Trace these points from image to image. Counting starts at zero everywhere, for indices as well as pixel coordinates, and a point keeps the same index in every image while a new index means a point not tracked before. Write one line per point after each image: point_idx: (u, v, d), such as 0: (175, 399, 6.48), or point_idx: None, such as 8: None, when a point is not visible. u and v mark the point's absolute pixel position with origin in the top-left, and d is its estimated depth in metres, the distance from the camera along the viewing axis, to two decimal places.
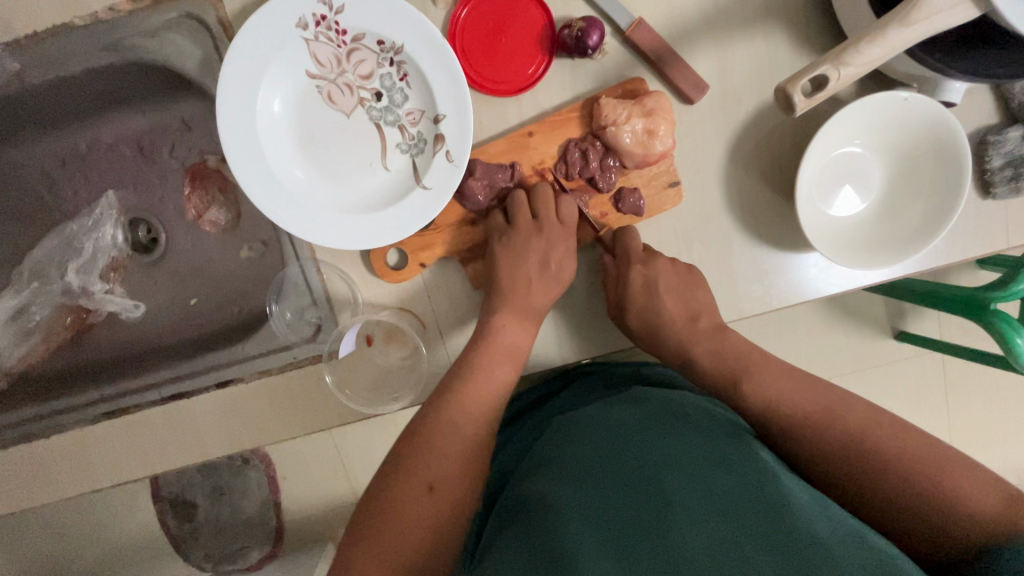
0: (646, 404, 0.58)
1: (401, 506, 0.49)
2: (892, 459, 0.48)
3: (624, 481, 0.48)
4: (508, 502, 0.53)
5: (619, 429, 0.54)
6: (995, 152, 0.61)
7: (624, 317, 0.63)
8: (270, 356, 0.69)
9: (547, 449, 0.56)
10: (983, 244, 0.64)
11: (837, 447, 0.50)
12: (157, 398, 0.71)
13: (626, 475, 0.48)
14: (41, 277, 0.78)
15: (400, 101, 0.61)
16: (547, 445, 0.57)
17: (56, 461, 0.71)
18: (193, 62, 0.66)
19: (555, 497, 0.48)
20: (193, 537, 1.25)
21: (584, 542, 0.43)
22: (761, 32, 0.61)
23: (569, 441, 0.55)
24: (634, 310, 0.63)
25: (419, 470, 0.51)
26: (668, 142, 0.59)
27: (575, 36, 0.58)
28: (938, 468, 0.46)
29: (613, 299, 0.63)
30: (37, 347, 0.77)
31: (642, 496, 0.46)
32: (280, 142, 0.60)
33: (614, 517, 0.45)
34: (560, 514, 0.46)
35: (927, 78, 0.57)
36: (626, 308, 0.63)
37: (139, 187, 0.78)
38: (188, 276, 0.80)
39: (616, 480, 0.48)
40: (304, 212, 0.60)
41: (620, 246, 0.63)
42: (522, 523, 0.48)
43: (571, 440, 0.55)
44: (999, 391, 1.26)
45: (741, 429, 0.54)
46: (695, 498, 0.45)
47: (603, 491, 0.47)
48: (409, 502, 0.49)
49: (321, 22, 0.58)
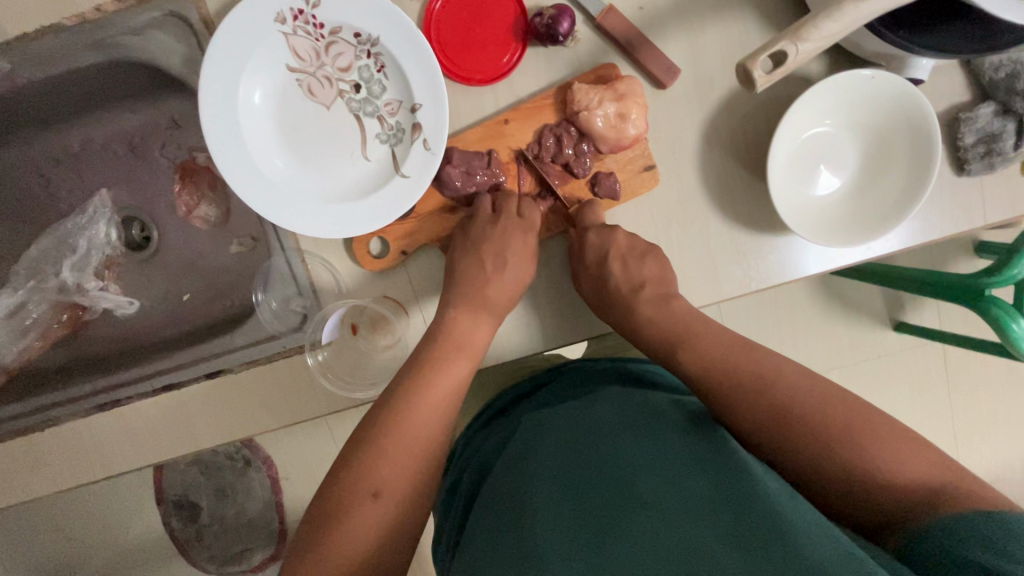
0: (620, 399, 0.59)
1: (364, 503, 0.50)
2: (845, 436, 0.48)
3: (598, 482, 0.48)
4: (488, 494, 0.54)
5: (590, 427, 0.55)
6: (966, 129, 0.61)
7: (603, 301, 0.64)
8: (258, 346, 0.71)
9: (522, 444, 0.57)
10: (959, 223, 0.64)
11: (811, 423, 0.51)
12: (149, 390, 0.72)
13: (600, 477, 0.49)
14: (38, 275, 0.80)
15: (378, 92, 0.62)
16: (522, 440, 0.58)
17: (53, 454, 0.72)
18: (178, 59, 0.68)
19: (531, 501, 0.49)
20: (198, 539, 1.27)
21: (555, 545, 0.44)
22: (731, 16, 0.62)
23: (543, 439, 0.56)
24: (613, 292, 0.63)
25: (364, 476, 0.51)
26: (640, 126, 0.60)
27: (546, 24, 0.59)
28: (889, 444, 0.47)
29: (592, 283, 0.64)
30: (33, 345, 0.79)
31: (609, 499, 0.46)
32: (261, 134, 0.62)
33: (587, 520, 0.45)
34: (534, 518, 0.47)
35: (894, 56, 0.58)
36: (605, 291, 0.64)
37: (132, 186, 0.81)
38: (181, 272, 0.81)
39: (591, 482, 0.48)
40: (286, 202, 0.61)
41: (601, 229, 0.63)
42: (499, 527, 0.49)
43: (544, 438, 0.56)
44: (998, 378, 1.26)
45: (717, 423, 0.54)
46: (662, 499, 0.45)
47: (577, 494, 0.48)
48: (365, 503, 0.50)
49: (298, 16, 0.59)
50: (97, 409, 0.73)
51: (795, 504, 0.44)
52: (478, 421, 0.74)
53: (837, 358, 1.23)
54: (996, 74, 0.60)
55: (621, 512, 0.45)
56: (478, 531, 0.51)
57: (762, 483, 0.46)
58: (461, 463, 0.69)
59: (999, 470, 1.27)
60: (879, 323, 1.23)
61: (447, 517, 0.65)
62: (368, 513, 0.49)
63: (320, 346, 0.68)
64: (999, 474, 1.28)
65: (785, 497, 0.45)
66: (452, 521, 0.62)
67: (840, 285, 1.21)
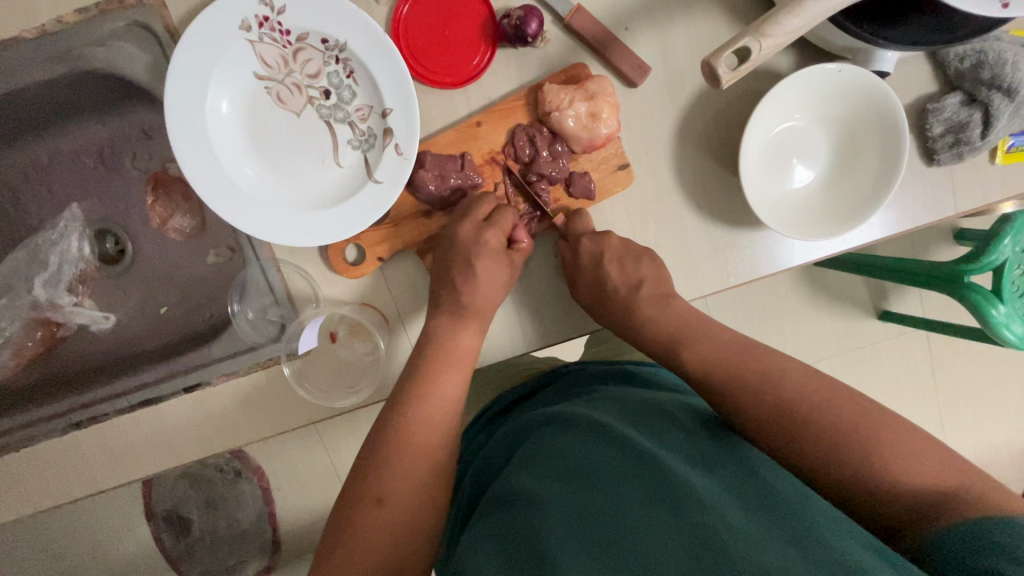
0: (623, 402, 0.59)
1: (362, 513, 0.51)
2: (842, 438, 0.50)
3: (607, 478, 0.47)
4: (491, 498, 0.54)
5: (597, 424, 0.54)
6: (934, 120, 0.62)
7: (606, 306, 0.65)
8: (235, 358, 0.69)
9: (529, 446, 0.57)
10: (930, 212, 0.65)
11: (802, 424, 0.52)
12: (126, 405, 0.71)
13: (607, 473, 0.48)
14: (9, 292, 0.78)
15: (349, 98, 0.62)
16: (529, 443, 0.57)
17: (31, 474, 0.71)
18: (143, 68, 0.66)
19: (539, 498, 0.48)
20: (189, 553, 1.25)
21: (567, 544, 0.43)
22: (699, 13, 0.62)
23: (549, 440, 0.55)
24: (594, 291, 0.63)
25: (367, 483, 0.53)
26: (612, 125, 0.60)
27: (514, 25, 0.59)
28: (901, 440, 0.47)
29: (582, 278, 0.64)
30: (8, 363, 0.77)
31: (622, 494, 0.46)
32: (230, 143, 0.61)
33: (597, 516, 0.44)
34: (543, 515, 0.46)
35: (860, 49, 0.58)
36: (597, 294, 0.64)
37: (104, 198, 0.79)
38: (156, 283, 0.80)
39: (599, 479, 0.48)
40: (259, 211, 0.60)
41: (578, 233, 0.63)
42: (507, 525, 0.48)
43: (551, 438, 0.55)
44: (982, 363, 1.28)
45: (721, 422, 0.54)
46: (676, 492, 0.44)
47: (586, 492, 0.47)
48: (366, 518, 0.51)
49: (264, 23, 0.59)
50: (72, 427, 0.71)
51: (803, 496, 0.44)
52: (479, 423, 0.76)
53: (824, 348, 1.24)
54: (961, 65, 0.61)
55: (635, 507, 0.44)
56: (486, 530, 0.50)
57: (770, 477, 0.46)
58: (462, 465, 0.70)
59: (984, 453, 1.29)
60: (865, 314, 1.24)
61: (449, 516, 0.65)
62: (372, 530, 0.50)
63: (298, 355, 0.68)
64: (984, 456, 1.30)
65: (792, 489, 0.44)
66: (454, 523, 0.63)
67: (826, 276, 1.22)
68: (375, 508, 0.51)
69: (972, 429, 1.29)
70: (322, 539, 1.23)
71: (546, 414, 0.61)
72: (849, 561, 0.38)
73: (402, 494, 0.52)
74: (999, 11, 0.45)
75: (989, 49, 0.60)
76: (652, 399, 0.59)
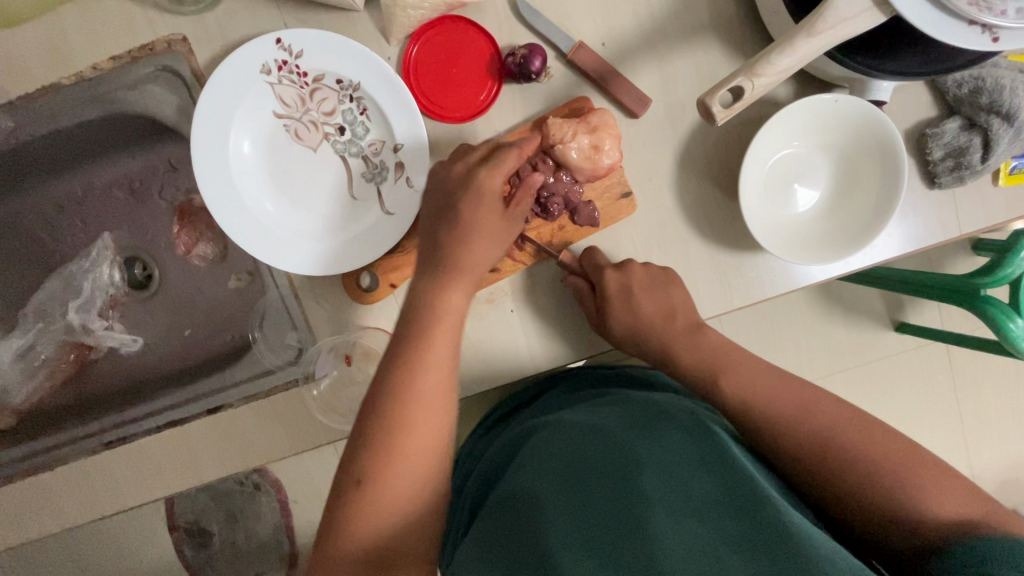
0: (626, 406, 0.60)
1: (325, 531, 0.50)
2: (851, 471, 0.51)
3: (605, 479, 0.49)
4: (495, 499, 0.56)
5: (599, 429, 0.55)
6: (934, 144, 0.63)
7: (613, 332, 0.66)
8: (256, 381, 0.74)
9: (534, 447, 0.58)
10: (934, 233, 0.66)
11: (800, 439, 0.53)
12: (152, 426, 0.75)
13: (606, 474, 0.49)
14: (45, 317, 0.83)
15: (362, 133, 0.65)
16: (532, 445, 0.59)
17: (59, 491, 0.74)
18: (171, 109, 0.72)
19: (540, 499, 0.50)
20: (210, 564, 1.29)
21: (565, 544, 0.45)
22: (698, 46, 0.64)
23: (554, 443, 0.56)
24: (617, 318, 0.63)
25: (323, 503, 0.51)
26: (614, 155, 0.62)
27: (519, 63, 0.61)
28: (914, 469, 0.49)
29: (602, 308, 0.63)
30: (43, 384, 0.82)
31: (619, 497, 0.47)
32: (251, 179, 0.64)
33: (595, 516, 0.46)
34: (544, 516, 0.48)
35: (856, 80, 0.60)
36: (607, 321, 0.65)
37: (133, 227, 0.84)
38: (181, 308, 0.84)
39: (598, 479, 0.49)
40: (278, 242, 0.64)
41: (591, 264, 0.65)
42: (512, 526, 0.51)
43: (554, 441, 0.56)
44: (1004, 375, 1.26)
45: (724, 429, 0.55)
46: (672, 499, 0.45)
47: (585, 493, 0.49)
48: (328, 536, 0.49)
49: (283, 66, 0.62)
50: (103, 447, 0.76)
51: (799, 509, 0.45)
52: (485, 425, 0.78)
53: (838, 361, 1.23)
54: (959, 90, 0.62)
55: (630, 508, 0.45)
56: (494, 531, 0.53)
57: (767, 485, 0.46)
58: (465, 471, 0.73)
59: (1008, 467, 1.27)
60: (881, 327, 1.23)
61: (456, 513, 0.68)
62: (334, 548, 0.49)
63: (314, 377, 0.71)
64: (1010, 472, 1.27)
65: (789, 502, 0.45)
66: (459, 521, 0.65)
67: (838, 289, 1.22)
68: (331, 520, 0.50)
69: (998, 444, 1.26)
70: None
71: (551, 419, 0.62)
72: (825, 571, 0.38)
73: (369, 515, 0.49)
74: (992, 46, 0.46)
75: (987, 75, 0.61)
76: (657, 403, 0.60)
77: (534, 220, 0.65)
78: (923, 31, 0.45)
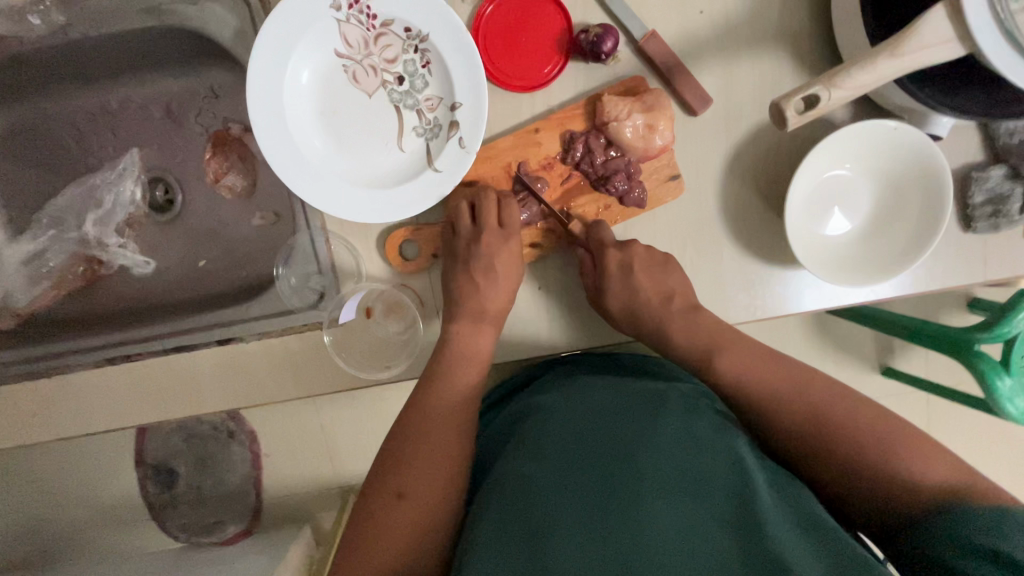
0: (619, 388, 0.60)
1: (383, 509, 0.55)
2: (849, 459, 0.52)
3: (600, 459, 0.49)
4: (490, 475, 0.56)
5: (591, 410, 0.56)
6: (977, 188, 0.64)
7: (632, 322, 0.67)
8: (273, 318, 0.72)
9: (528, 424, 0.58)
10: (960, 274, 0.67)
11: (801, 428, 0.54)
12: (158, 349, 0.74)
13: (600, 454, 0.50)
14: (59, 224, 0.81)
15: (421, 87, 0.64)
16: (526, 423, 0.59)
17: (48, 402, 0.73)
18: (229, 31, 0.69)
19: (532, 476, 0.50)
20: (172, 505, 1.26)
21: (563, 521, 0.45)
22: (765, 55, 0.65)
23: (546, 422, 0.56)
24: (614, 295, 0.65)
25: (386, 483, 0.57)
26: (667, 137, 0.63)
27: (591, 41, 0.61)
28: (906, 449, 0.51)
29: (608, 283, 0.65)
30: (48, 291, 0.79)
31: (614, 477, 0.47)
32: (303, 114, 0.64)
33: (590, 494, 0.47)
34: (537, 494, 0.48)
35: (916, 112, 0.61)
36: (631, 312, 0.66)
37: (162, 148, 0.82)
38: (202, 237, 0.83)
39: (593, 460, 0.49)
40: (320, 181, 0.63)
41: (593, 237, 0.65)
42: (502, 498, 0.51)
43: (546, 420, 0.57)
44: (980, 433, 1.29)
45: (711, 411, 0.57)
46: (666, 478, 0.47)
47: (579, 471, 0.49)
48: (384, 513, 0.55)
49: (354, 5, 0.61)
50: (106, 362, 0.74)
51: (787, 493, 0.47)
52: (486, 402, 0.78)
53: None
54: (1010, 139, 0.63)
55: (626, 489, 0.46)
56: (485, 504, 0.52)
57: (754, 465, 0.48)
58: None
59: None
60: (870, 368, 1.25)
61: None
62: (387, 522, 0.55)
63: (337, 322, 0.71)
64: None
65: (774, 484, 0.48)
66: None
67: (837, 326, 1.24)
68: (393, 503, 0.55)
69: None
70: (306, 511, 1.24)
71: (543, 401, 0.62)
72: (809, 549, 0.41)
73: (415, 496, 0.56)
74: None
75: None
76: (644, 386, 0.60)
77: (576, 198, 0.66)
78: (998, 69, 0.46)
